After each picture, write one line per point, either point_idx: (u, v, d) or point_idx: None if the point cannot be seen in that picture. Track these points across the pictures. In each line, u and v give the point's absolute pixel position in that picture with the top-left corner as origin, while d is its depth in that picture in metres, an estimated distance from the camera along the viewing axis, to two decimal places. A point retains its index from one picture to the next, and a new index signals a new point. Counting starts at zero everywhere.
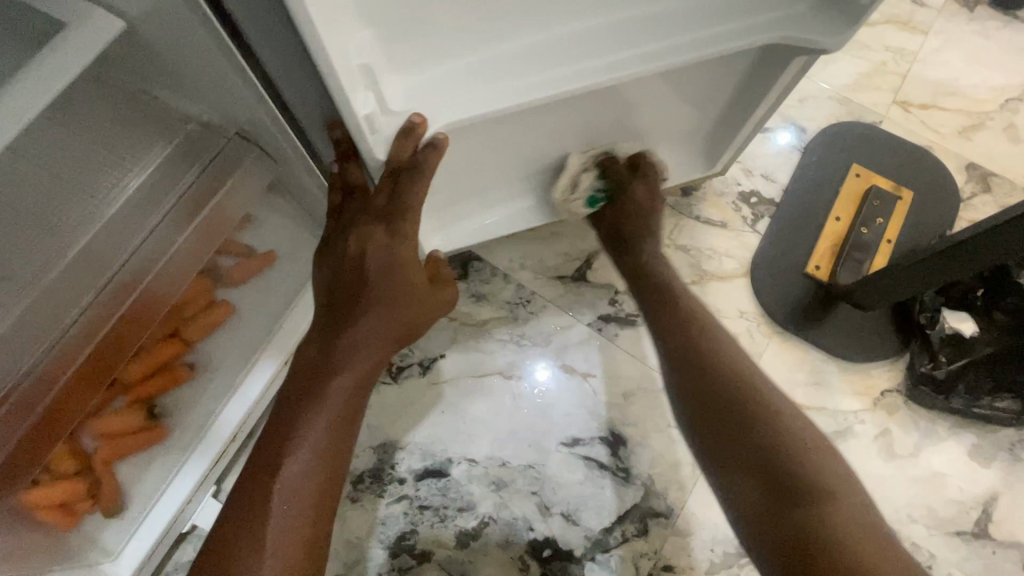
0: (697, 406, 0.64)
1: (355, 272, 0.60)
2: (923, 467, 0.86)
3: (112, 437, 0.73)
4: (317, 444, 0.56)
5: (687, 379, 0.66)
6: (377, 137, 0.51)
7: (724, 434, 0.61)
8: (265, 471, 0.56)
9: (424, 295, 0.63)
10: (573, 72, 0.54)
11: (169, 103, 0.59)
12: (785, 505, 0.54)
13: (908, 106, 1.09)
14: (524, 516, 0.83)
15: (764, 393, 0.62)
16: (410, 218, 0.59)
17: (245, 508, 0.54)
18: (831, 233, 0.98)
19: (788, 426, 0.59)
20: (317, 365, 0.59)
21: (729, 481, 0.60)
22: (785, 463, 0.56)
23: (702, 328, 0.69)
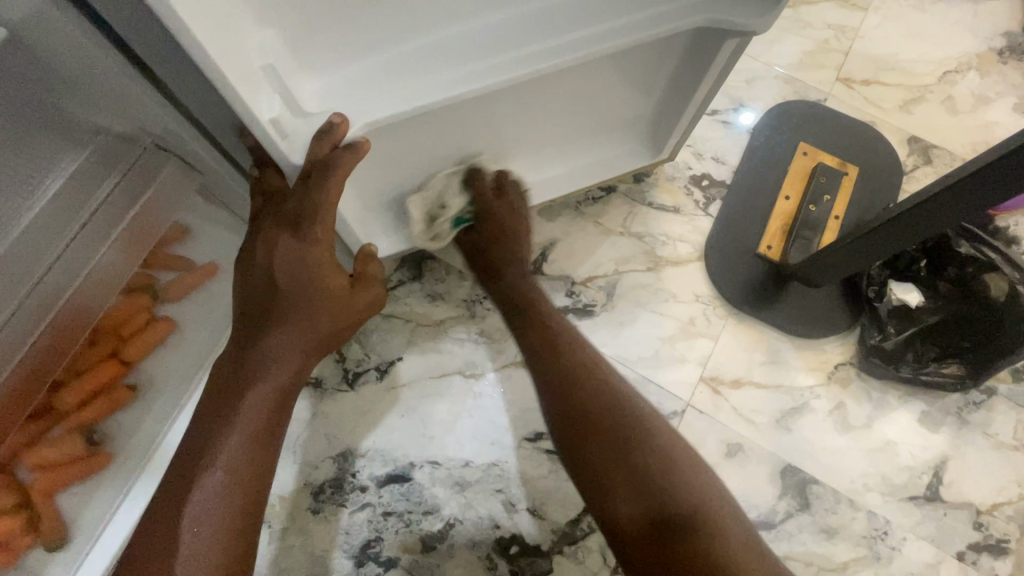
0: (574, 447, 0.62)
1: (266, 281, 0.57)
2: (877, 437, 0.88)
3: (49, 468, 0.70)
4: (233, 459, 0.54)
5: (564, 420, 0.64)
6: (289, 142, 0.49)
7: (599, 457, 0.60)
8: (175, 492, 0.52)
9: (343, 298, 0.62)
10: (495, 65, 0.53)
11: (81, 115, 0.53)
12: (666, 544, 0.53)
13: (851, 82, 1.11)
14: (489, 515, 0.82)
15: (637, 425, 0.61)
16: (320, 223, 0.55)
17: (151, 533, 0.50)
18: (781, 213, 0.99)
19: (662, 454, 0.59)
20: (230, 380, 0.57)
21: (609, 519, 0.58)
22: (658, 484, 0.56)
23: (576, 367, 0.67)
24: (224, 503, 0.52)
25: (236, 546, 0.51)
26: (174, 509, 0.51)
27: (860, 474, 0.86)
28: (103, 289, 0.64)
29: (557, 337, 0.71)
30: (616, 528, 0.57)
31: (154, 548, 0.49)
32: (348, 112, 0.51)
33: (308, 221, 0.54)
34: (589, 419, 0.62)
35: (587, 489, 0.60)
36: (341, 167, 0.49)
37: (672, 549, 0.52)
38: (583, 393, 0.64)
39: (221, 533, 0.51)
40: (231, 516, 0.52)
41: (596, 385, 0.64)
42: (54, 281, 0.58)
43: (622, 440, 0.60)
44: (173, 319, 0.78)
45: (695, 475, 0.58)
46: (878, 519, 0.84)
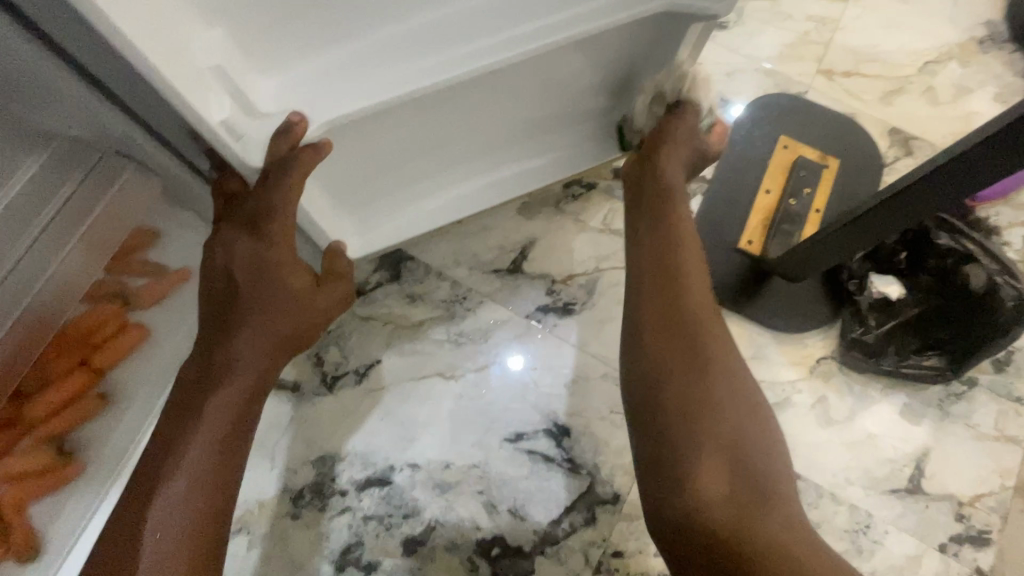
0: (669, 400, 0.60)
1: (227, 281, 0.57)
2: (859, 431, 0.88)
3: (18, 480, 0.68)
4: (196, 467, 0.52)
5: (670, 364, 0.62)
6: (243, 144, 0.47)
7: (699, 424, 0.58)
8: (136, 502, 0.51)
9: (310, 298, 0.61)
10: (456, 60, 0.52)
11: (35, 120, 0.53)
12: (754, 516, 0.54)
13: (832, 74, 1.10)
14: (470, 517, 0.81)
15: (743, 398, 0.62)
16: (277, 222, 0.55)
17: (114, 545, 0.49)
18: (762, 207, 0.98)
19: (763, 442, 0.60)
20: (195, 383, 0.55)
21: (692, 473, 0.56)
22: (749, 466, 0.58)
23: (692, 320, 0.64)
24: (189, 510, 0.50)
25: (201, 556, 0.50)
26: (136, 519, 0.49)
27: (842, 468, 0.86)
28: (60, 296, 0.61)
29: (682, 284, 0.66)
30: (694, 484, 0.56)
31: (116, 560, 0.48)
32: (306, 110, 0.50)
33: (263, 223, 0.55)
34: (706, 378, 0.61)
35: (678, 434, 0.58)
36: (301, 167, 0.49)
37: (758, 525, 0.54)
38: (701, 353, 0.62)
39: (185, 542, 0.49)
40: (196, 524, 0.51)
41: (705, 351, 0.62)
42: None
43: (728, 409, 0.60)
44: (145, 325, 0.77)
45: (775, 468, 0.59)
46: (861, 512, 0.84)
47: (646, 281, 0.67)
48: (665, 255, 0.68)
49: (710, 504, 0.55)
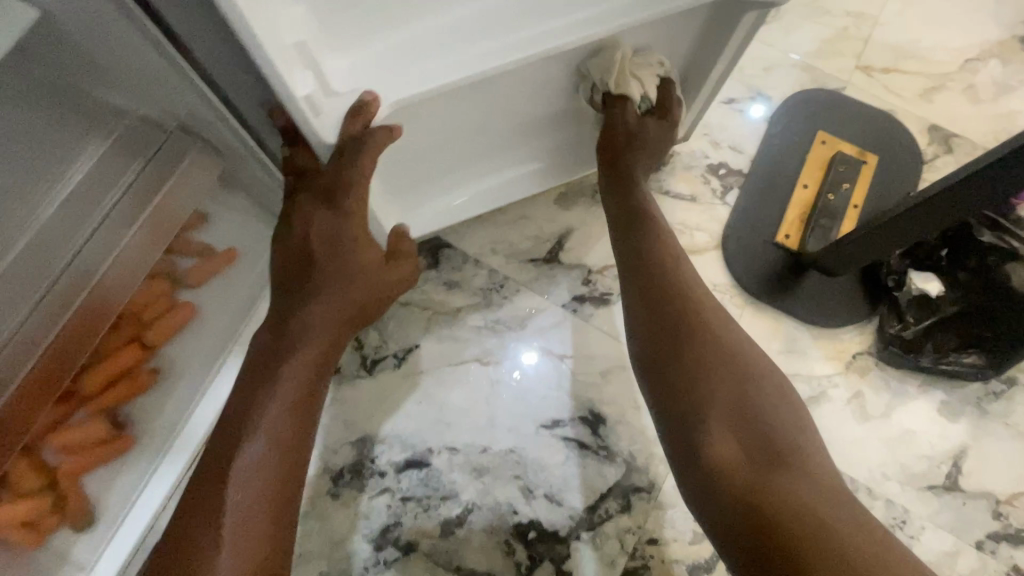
0: (671, 373, 0.62)
1: (301, 257, 0.59)
2: (896, 426, 0.88)
3: (75, 450, 0.71)
4: (272, 432, 0.54)
5: (668, 340, 0.64)
6: (320, 120, 0.50)
7: (700, 389, 0.60)
8: (216, 463, 0.53)
9: (376, 273, 0.63)
10: (520, 44, 0.53)
11: (102, 98, 0.57)
12: (770, 477, 0.54)
13: (871, 70, 1.10)
14: (507, 500, 0.82)
15: (748, 365, 0.62)
16: (353, 197, 0.56)
17: (196, 503, 0.51)
18: (799, 202, 0.98)
19: (771, 399, 0.60)
20: (270, 350, 0.58)
21: (702, 442, 0.57)
22: (761, 424, 0.58)
23: (683, 304, 0.67)
24: (262, 473, 0.52)
25: (273, 516, 0.52)
26: (216, 480, 0.51)
27: (878, 464, 0.86)
28: (125, 278, 0.62)
29: (669, 275, 0.69)
30: (706, 453, 0.57)
31: (200, 516, 0.50)
32: (377, 89, 0.51)
33: (342, 195, 0.57)
34: (703, 351, 0.62)
35: (686, 406, 0.60)
36: (374, 145, 0.53)
37: (773, 483, 0.53)
38: (698, 331, 0.64)
39: (260, 503, 0.51)
40: (270, 488, 0.52)
41: (698, 323, 0.65)
42: (82, 267, 0.58)
43: (732, 375, 0.61)
44: (193, 304, 0.78)
45: (792, 425, 0.59)
46: (897, 507, 0.84)
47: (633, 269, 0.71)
48: (655, 249, 0.72)
49: (724, 468, 0.55)
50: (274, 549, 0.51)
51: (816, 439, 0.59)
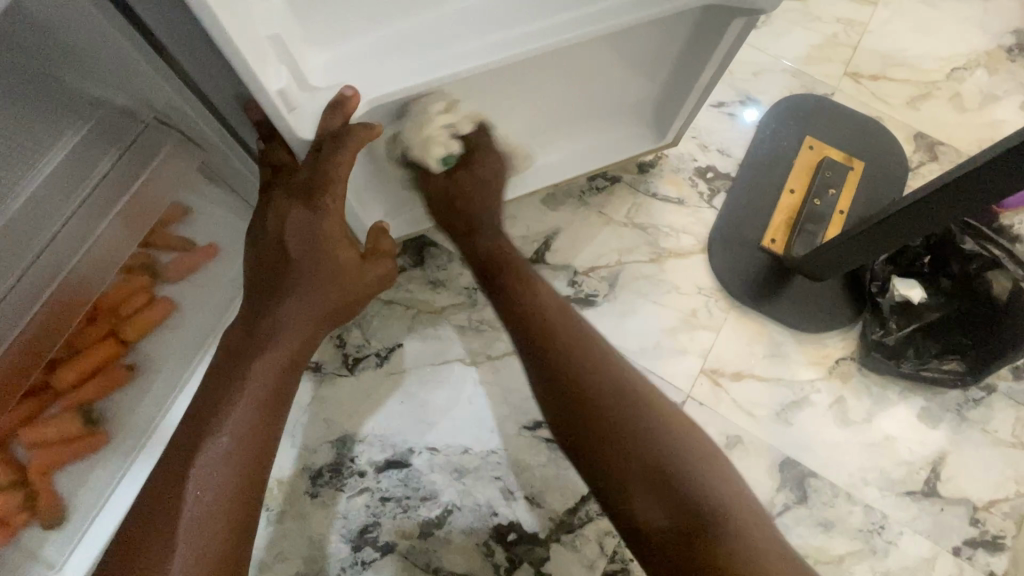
0: (579, 440, 0.61)
1: (276, 252, 0.58)
2: (876, 432, 0.88)
3: (47, 446, 0.69)
4: (238, 429, 0.54)
5: (574, 408, 0.61)
6: (297, 114, 0.49)
7: (611, 460, 0.58)
8: (180, 458, 0.52)
9: (354, 272, 0.63)
10: (501, 42, 0.52)
11: (79, 87, 0.55)
12: (693, 544, 0.53)
13: (859, 77, 1.10)
14: (487, 501, 0.82)
15: (648, 418, 0.60)
16: (332, 194, 0.55)
17: (157, 498, 0.51)
18: (785, 207, 0.98)
19: (684, 447, 0.59)
20: (242, 346, 0.58)
21: (629, 516, 0.57)
22: (677, 482, 0.56)
23: (584, 360, 0.64)
24: (227, 472, 0.52)
25: (238, 518, 0.52)
26: (179, 476, 0.51)
27: (858, 469, 0.86)
28: (101, 267, 0.63)
29: (568, 326, 0.67)
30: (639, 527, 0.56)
31: (160, 513, 0.50)
32: (357, 85, 0.50)
33: (318, 193, 0.55)
34: (607, 417, 0.60)
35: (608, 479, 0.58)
36: (353, 139, 0.51)
37: (704, 546, 0.53)
38: (593, 395, 0.61)
39: (223, 503, 0.51)
40: (234, 488, 0.52)
41: (600, 381, 0.62)
42: (52, 257, 0.58)
43: (640, 437, 0.58)
44: (172, 300, 0.77)
45: (707, 465, 0.58)
46: (876, 513, 0.84)
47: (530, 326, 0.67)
48: (543, 306, 0.69)
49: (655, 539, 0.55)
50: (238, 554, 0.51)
51: (731, 472, 0.59)
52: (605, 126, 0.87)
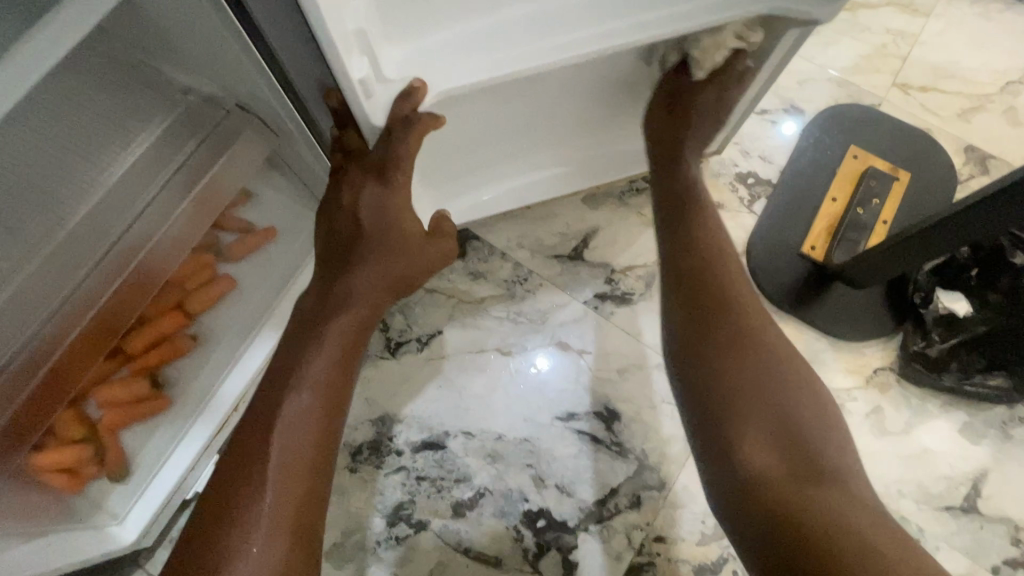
0: (710, 372, 0.63)
1: (348, 227, 0.62)
2: (915, 444, 0.87)
3: (116, 405, 0.75)
4: (316, 386, 0.59)
5: (715, 339, 0.64)
6: (372, 102, 0.53)
7: (743, 396, 0.60)
8: (266, 410, 0.58)
9: (417, 249, 0.66)
10: (563, 43, 0.55)
11: (169, 75, 0.62)
12: (806, 492, 0.55)
13: (908, 88, 1.10)
14: (519, 488, 0.84)
15: (786, 378, 0.62)
16: (401, 172, 0.60)
17: (247, 443, 0.57)
18: (827, 215, 0.98)
19: (814, 414, 0.60)
20: (316, 311, 0.62)
21: (740, 448, 0.59)
22: (801, 437, 0.58)
23: (730, 306, 0.66)
24: (308, 424, 0.57)
25: (313, 468, 0.57)
26: (266, 425, 0.56)
27: (894, 480, 0.85)
28: (172, 252, 0.66)
29: (712, 276, 0.68)
30: (740, 462, 0.58)
31: (249, 456, 0.55)
32: (426, 78, 0.53)
33: (390, 170, 0.60)
34: (746, 357, 0.63)
35: (738, 410, 0.60)
36: (420, 125, 0.56)
37: (809, 498, 0.54)
38: (740, 339, 0.64)
39: (300, 451, 0.56)
40: (310, 440, 0.57)
41: (743, 327, 0.65)
42: (134, 236, 0.62)
43: (775, 387, 0.61)
44: (234, 277, 0.82)
45: (831, 437, 0.59)
46: (911, 526, 0.83)
47: (677, 268, 0.70)
48: (701, 251, 0.70)
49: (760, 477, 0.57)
50: (314, 503, 0.56)
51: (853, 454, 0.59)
52: None
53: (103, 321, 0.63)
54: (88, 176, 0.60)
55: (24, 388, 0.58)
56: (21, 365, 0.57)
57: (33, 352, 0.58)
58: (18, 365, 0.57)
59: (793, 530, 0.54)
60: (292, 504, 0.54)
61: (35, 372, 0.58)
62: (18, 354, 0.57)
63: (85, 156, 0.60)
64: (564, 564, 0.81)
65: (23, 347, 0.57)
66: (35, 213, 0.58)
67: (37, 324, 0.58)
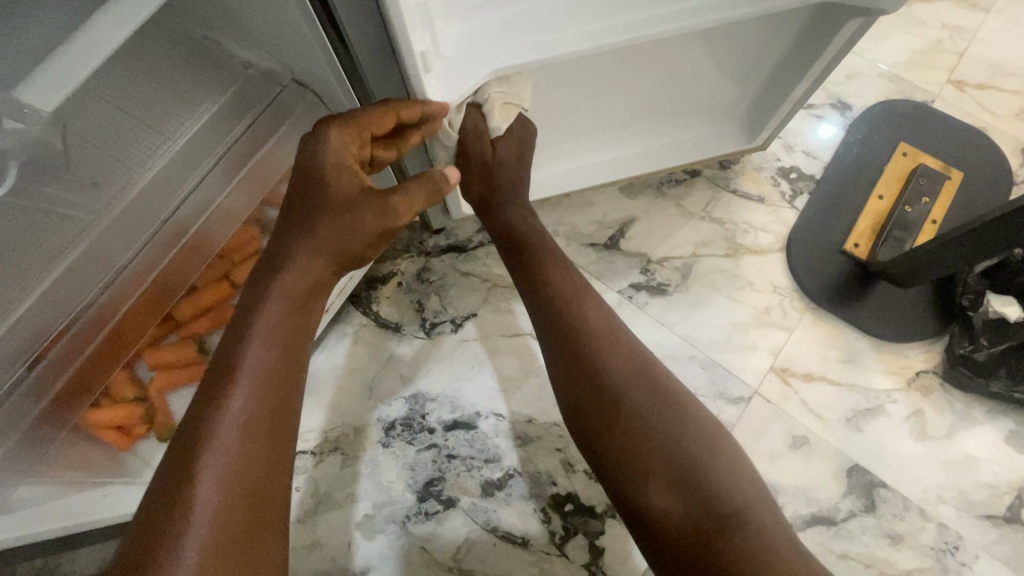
0: (602, 426, 0.58)
1: (296, 189, 0.58)
2: (957, 450, 0.84)
3: (166, 368, 0.78)
4: (257, 378, 0.52)
5: (600, 392, 0.59)
6: (428, 76, 0.53)
7: (633, 447, 0.57)
8: (196, 415, 0.50)
9: (369, 204, 0.59)
10: (618, 26, 0.55)
11: (229, 50, 0.63)
12: (720, 538, 0.52)
13: (963, 85, 1.06)
14: (547, 471, 0.85)
15: (676, 415, 0.58)
16: (345, 126, 0.56)
17: (178, 455, 0.48)
18: (873, 212, 0.96)
19: (708, 444, 0.57)
20: (250, 297, 0.56)
21: (645, 506, 0.55)
22: (701, 476, 0.55)
23: (608, 345, 0.62)
24: (250, 423, 0.50)
25: (265, 458, 0.50)
26: (199, 431, 0.48)
27: (934, 486, 0.83)
28: (224, 222, 0.67)
29: (582, 315, 0.65)
30: (649, 519, 0.55)
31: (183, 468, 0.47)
32: (479, 56, 0.54)
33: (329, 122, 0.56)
34: (634, 403, 0.58)
35: (634, 464, 0.56)
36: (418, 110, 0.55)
37: (720, 546, 0.52)
38: (620, 390, 0.59)
39: (246, 436, 0.49)
40: (260, 424, 0.51)
41: (630, 368, 0.61)
42: (193, 205, 0.63)
43: (665, 434, 0.57)
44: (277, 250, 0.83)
45: (730, 468, 0.56)
46: (950, 533, 0.81)
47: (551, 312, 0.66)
48: (565, 288, 0.67)
49: (671, 531, 0.54)
50: (265, 496, 0.49)
51: (750, 473, 0.57)
52: (697, 120, 0.88)
53: (161, 286, 0.65)
54: (152, 144, 0.61)
55: (89, 342, 0.60)
56: (87, 323, 0.59)
57: (93, 305, 0.59)
58: (84, 322, 0.59)
59: None
60: (238, 515, 0.47)
61: (101, 327, 0.61)
62: (84, 312, 0.58)
63: (152, 126, 0.61)
64: (591, 549, 0.82)
65: (89, 305, 0.58)
66: (103, 179, 0.59)
67: (103, 285, 0.59)
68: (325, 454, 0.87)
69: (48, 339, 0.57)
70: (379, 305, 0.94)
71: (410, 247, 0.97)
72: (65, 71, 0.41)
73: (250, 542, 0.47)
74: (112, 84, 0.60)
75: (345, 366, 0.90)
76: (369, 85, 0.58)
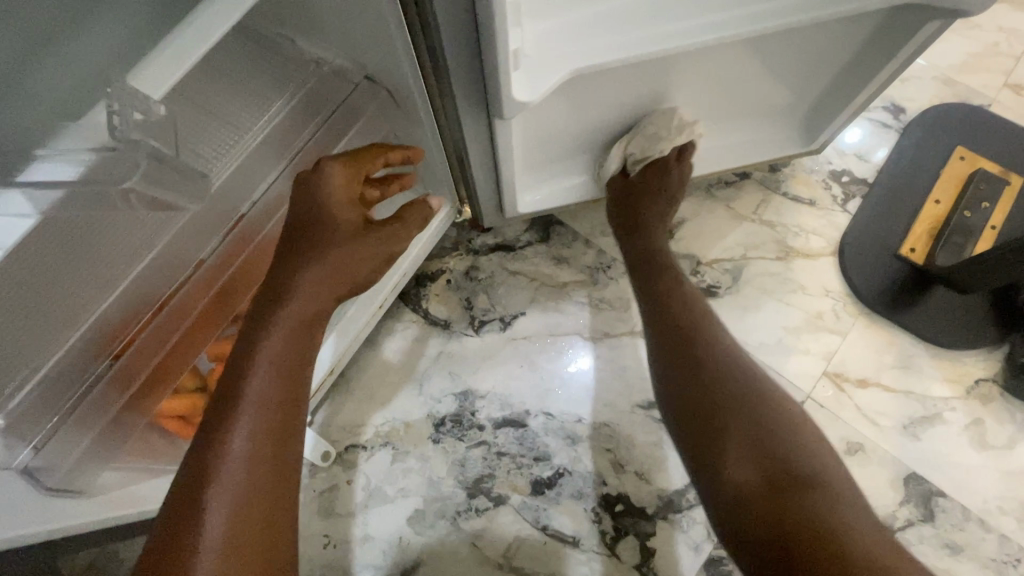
0: (688, 389, 0.64)
1: (297, 221, 0.59)
2: (1019, 460, 0.83)
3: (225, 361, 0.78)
4: (261, 408, 0.52)
5: (690, 359, 0.66)
6: (517, 75, 0.52)
7: (712, 407, 0.61)
8: (204, 447, 0.50)
9: (366, 234, 0.62)
10: (698, 27, 0.55)
11: (304, 49, 0.64)
12: (786, 499, 0.53)
13: (1020, 89, 1.04)
14: (597, 471, 0.85)
15: (758, 389, 0.62)
16: (337, 161, 0.60)
17: (186, 490, 0.48)
18: (929, 217, 0.94)
19: (789, 420, 0.60)
20: (253, 324, 0.56)
21: (716, 469, 0.58)
22: (778, 442, 0.57)
23: (697, 329, 0.69)
24: (256, 454, 0.50)
25: (272, 490, 0.50)
26: (207, 464, 0.49)
27: (995, 496, 0.81)
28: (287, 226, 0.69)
29: (677, 302, 0.72)
30: (723, 483, 0.57)
31: (190, 505, 0.47)
32: (561, 56, 0.54)
33: (321, 162, 0.60)
34: (718, 369, 0.64)
35: (711, 423, 0.61)
36: (407, 154, 0.67)
37: (799, 508, 0.52)
38: (720, 369, 0.64)
39: (253, 469, 0.50)
40: (267, 454, 0.51)
41: (719, 345, 0.67)
42: (265, 206, 0.64)
43: (746, 401, 0.61)
44: None
45: (808, 446, 0.58)
46: (1012, 544, 0.79)
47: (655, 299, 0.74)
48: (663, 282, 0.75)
49: (739, 487, 0.56)
50: (274, 529, 0.50)
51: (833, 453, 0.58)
52: (754, 123, 0.88)
53: (233, 284, 0.65)
54: (234, 139, 0.61)
55: (173, 333, 0.61)
56: (170, 312, 0.59)
57: (169, 294, 0.59)
58: (168, 312, 0.59)
59: (773, 535, 0.52)
60: (247, 550, 0.47)
61: (182, 318, 0.61)
62: (168, 300, 0.59)
63: (232, 122, 0.61)
64: (641, 550, 0.81)
65: (173, 292, 0.59)
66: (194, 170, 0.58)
67: (182, 278, 0.60)
68: (372, 449, 0.87)
69: (126, 335, 0.57)
70: (428, 302, 0.94)
71: (458, 245, 0.97)
72: (172, 56, 0.40)
73: (263, 571, 0.47)
74: (199, 86, 0.62)
75: (395, 362, 0.91)
76: (447, 81, 0.59)
